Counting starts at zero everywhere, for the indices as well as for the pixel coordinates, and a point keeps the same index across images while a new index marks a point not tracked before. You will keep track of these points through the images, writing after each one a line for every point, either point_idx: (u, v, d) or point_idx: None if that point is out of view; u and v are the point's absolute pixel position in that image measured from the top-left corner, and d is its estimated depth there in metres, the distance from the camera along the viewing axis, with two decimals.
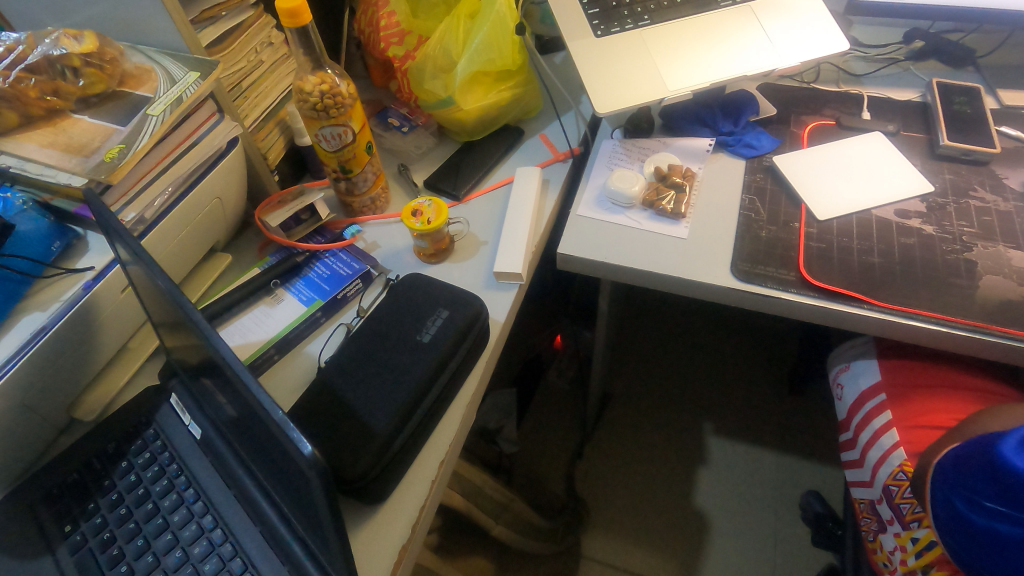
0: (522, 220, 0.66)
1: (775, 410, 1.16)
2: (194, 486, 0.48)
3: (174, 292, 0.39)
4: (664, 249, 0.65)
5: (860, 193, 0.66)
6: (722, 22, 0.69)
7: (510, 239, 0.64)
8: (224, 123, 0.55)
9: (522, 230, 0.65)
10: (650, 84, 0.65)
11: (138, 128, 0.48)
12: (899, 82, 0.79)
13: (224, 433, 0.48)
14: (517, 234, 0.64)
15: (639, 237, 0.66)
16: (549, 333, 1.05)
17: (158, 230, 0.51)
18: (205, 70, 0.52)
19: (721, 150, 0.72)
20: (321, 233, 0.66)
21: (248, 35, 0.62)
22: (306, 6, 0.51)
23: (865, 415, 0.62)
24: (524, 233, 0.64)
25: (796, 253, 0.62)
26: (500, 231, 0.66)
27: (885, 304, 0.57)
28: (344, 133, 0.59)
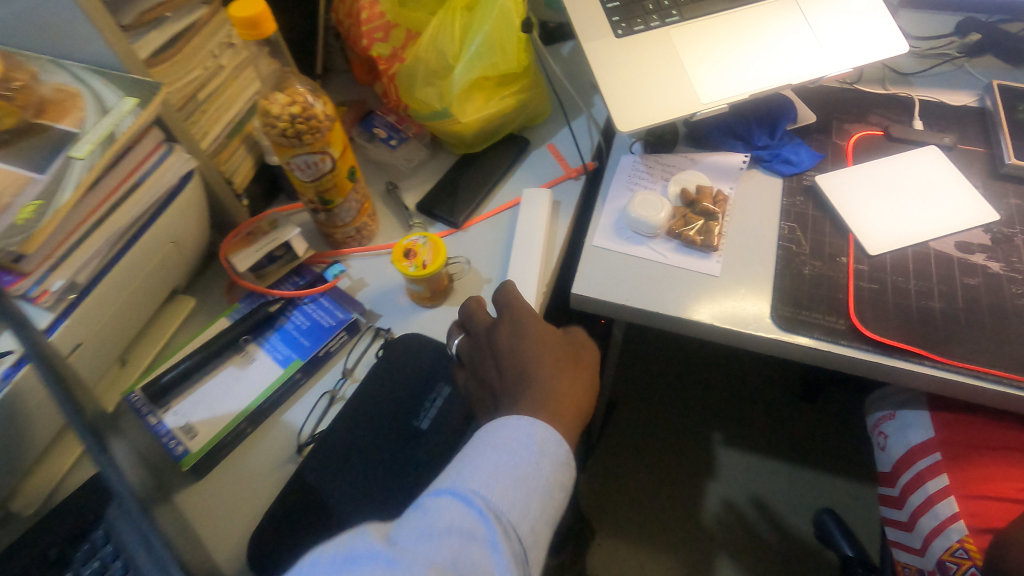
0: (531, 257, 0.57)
1: (789, 419, 1.11)
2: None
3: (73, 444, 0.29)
4: (691, 288, 0.56)
5: (916, 221, 0.58)
6: (762, 18, 0.59)
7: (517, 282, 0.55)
8: (174, 155, 0.46)
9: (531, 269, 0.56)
10: (680, 96, 0.56)
11: (60, 176, 0.39)
12: (953, 82, 0.70)
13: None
14: (525, 275, 0.55)
15: (663, 273, 0.57)
16: None
17: (96, 293, 0.42)
18: (144, 96, 0.42)
19: (756, 166, 0.64)
20: (299, 273, 0.57)
21: (202, 37, 0.51)
22: (269, 13, 0.41)
23: (916, 475, 0.56)
24: (534, 274, 0.56)
25: (845, 295, 0.54)
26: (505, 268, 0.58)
27: (953, 361, 0.50)
28: (322, 161, 0.49)
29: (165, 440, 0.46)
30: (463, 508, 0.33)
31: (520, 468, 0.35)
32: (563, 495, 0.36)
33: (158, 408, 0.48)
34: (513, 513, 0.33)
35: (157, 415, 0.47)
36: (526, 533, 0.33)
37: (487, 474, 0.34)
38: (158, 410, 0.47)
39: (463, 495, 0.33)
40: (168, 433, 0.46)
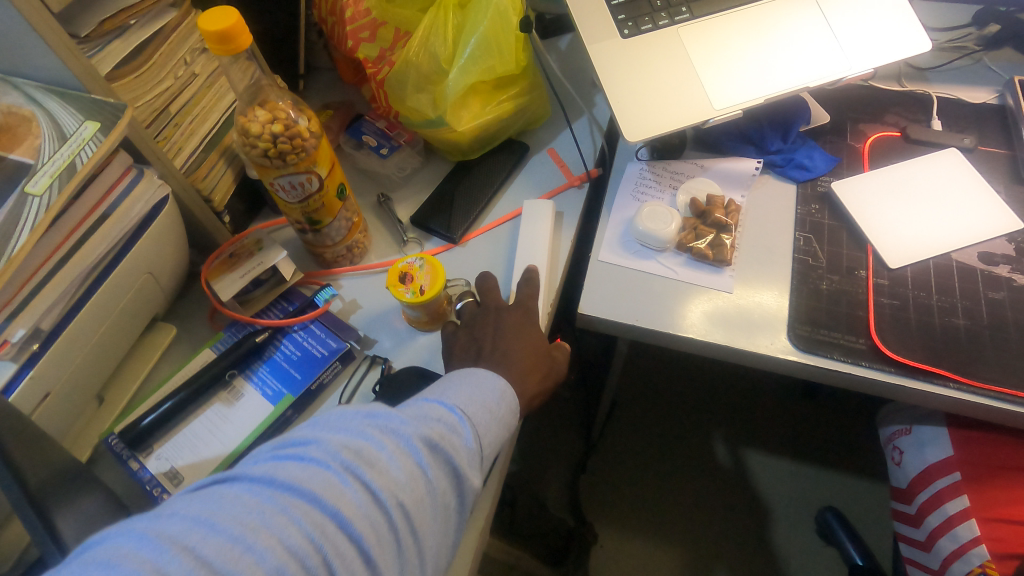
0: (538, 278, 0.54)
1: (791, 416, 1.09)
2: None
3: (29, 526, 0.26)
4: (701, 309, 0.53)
5: (936, 230, 0.55)
6: (777, 14, 0.55)
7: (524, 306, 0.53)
8: (145, 181, 0.42)
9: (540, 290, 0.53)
10: (690, 101, 0.52)
11: (14, 215, 0.35)
12: (971, 78, 0.66)
13: None
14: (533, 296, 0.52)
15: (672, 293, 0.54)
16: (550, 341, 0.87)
17: (63, 338, 0.39)
18: (107, 119, 0.38)
19: (768, 172, 0.60)
20: (288, 298, 0.53)
21: (171, 45, 0.47)
22: (244, 24, 0.38)
23: (934, 495, 0.54)
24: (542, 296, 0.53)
25: (864, 312, 0.52)
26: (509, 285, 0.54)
27: (977, 383, 0.48)
28: (307, 182, 0.45)
29: (147, 487, 0.43)
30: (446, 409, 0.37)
31: (497, 396, 0.39)
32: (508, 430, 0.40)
33: (139, 453, 0.44)
34: (483, 429, 0.37)
35: (138, 460, 0.44)
36: (488, 448, 0.37)
37: (467, 392, 0.39)
38: (139, 454, 0.44)
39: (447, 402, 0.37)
40: (151, 479, 0.43)
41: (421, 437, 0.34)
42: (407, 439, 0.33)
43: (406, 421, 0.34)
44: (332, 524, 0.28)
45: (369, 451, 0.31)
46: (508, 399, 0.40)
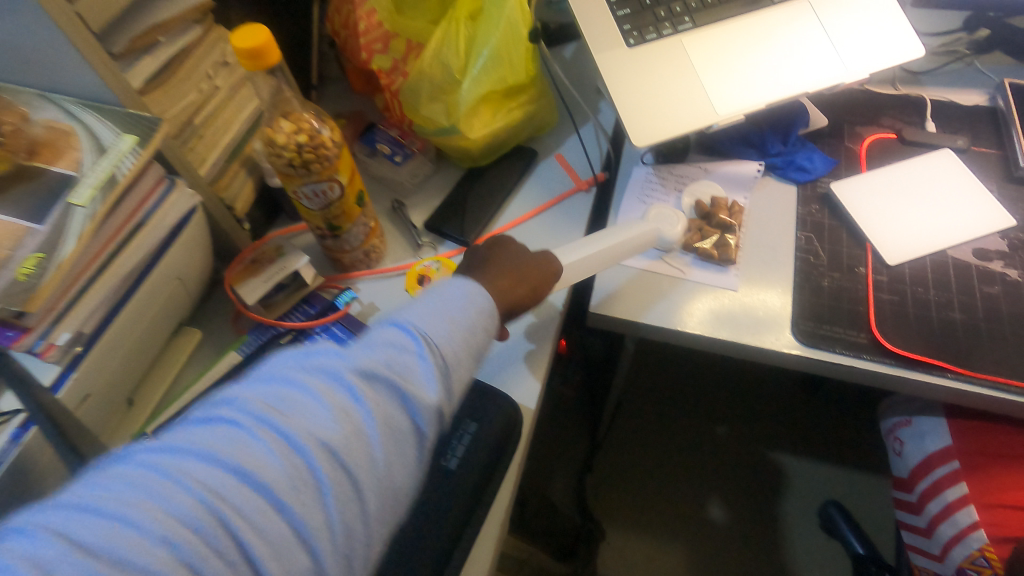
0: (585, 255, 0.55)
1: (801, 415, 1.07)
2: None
3: None
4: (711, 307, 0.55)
5: (932, 228, 0.57)
6: (776, 23, 0.57)
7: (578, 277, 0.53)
8: (177, 191, 0.44)
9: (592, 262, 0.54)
10: (693, 107, 0.55)
11: (61, 226, 0.36)
12: (963, 81, 0.69)
13: None
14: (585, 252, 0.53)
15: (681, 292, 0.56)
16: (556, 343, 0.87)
17: (103, 342, 0.41)
18: (143, 133, 0.40)
19: (770, 174, 0.63)
20: (309, 301, 0.55)
21: (195, 60, 0.48)
22: (273, 42, 0.40)
23: (934, 483, 0.56)
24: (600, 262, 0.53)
25: (865, 308, 0.54)
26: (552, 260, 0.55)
27: (975, 373, 0.50)
28: (330, 189, 0.47)
29: None
30: (398, 330, 0.33)
31: (459, 307, 0.36)
32: (485, 344, 0.36)
33: None
34: (445, 348, 0.33)
35: None
36: (453, 368, 0.33)
37: (427, 310, 0.35)
38: None
39: (403, 321, 0.34)
40: None
41: (362, 365, 0.31)
42: (337, 375, 0.30)
43: (344, 353, 0.31)
44: (235, 477, 0.26)
45: (304, 390, 0.29)
46: (478, 304, 0.37)
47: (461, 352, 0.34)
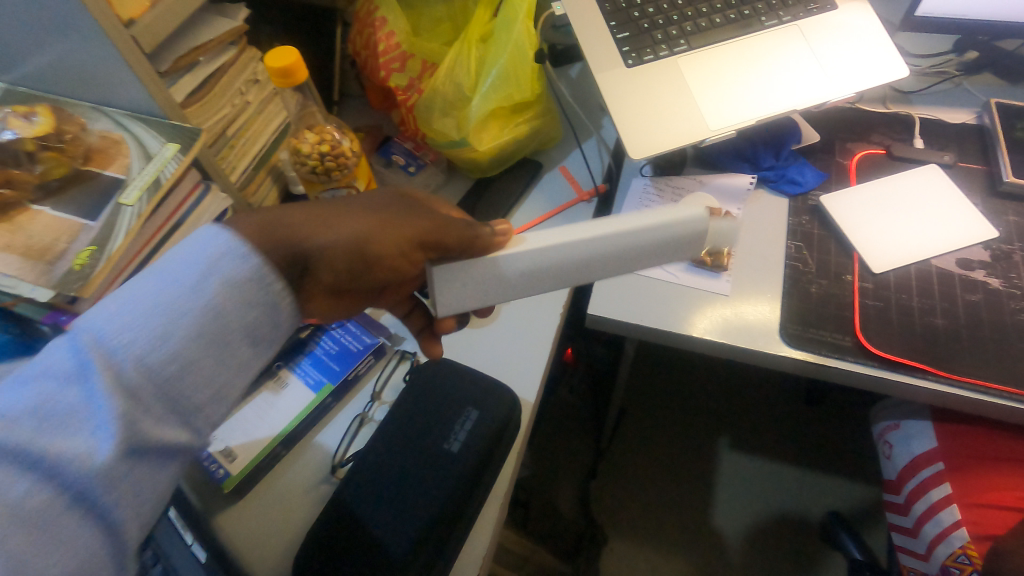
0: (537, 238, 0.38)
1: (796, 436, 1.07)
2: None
3: None
4: (670, 250, 0.39)
5: (917, 239, 0.60)
6: (766, 46, 0.62)
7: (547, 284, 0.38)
8: (211, 195, 0.49)
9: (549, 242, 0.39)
10: (688, 123, 0.58)
11: (111, 223, 0.41)
12: (951, 100, 0.72)
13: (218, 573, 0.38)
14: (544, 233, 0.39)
15: (622, 242, 0.38)
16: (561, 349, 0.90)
17: None
18: (185, 141, 0.44)
19: (762, 187, 0.66)
20: None
21: (230, 77, 0.52)
22: (301, 62, 0.44)
23: (920, 484, 0.58)
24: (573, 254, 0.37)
25: (850, 313, 0.56)
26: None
27: (955, 376, 0.52)
28: (348, 195, 0.52)
29: (206, 464, 0.49)
30: (65, 350, 0.28)
31: (259, 291, 0.32)
32: (243, 321, 0.32)
33: None
34: (135, 368, 0.28)
35: None
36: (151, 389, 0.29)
37: (132, 297, 0.30)
38: None
39: (68, 336, 0.28)
40: (208, 456, 0.49)
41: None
42: None
43: None
44: None
45: None
46: (236, 304, 0.31)
47: (193, 355, 0.30)
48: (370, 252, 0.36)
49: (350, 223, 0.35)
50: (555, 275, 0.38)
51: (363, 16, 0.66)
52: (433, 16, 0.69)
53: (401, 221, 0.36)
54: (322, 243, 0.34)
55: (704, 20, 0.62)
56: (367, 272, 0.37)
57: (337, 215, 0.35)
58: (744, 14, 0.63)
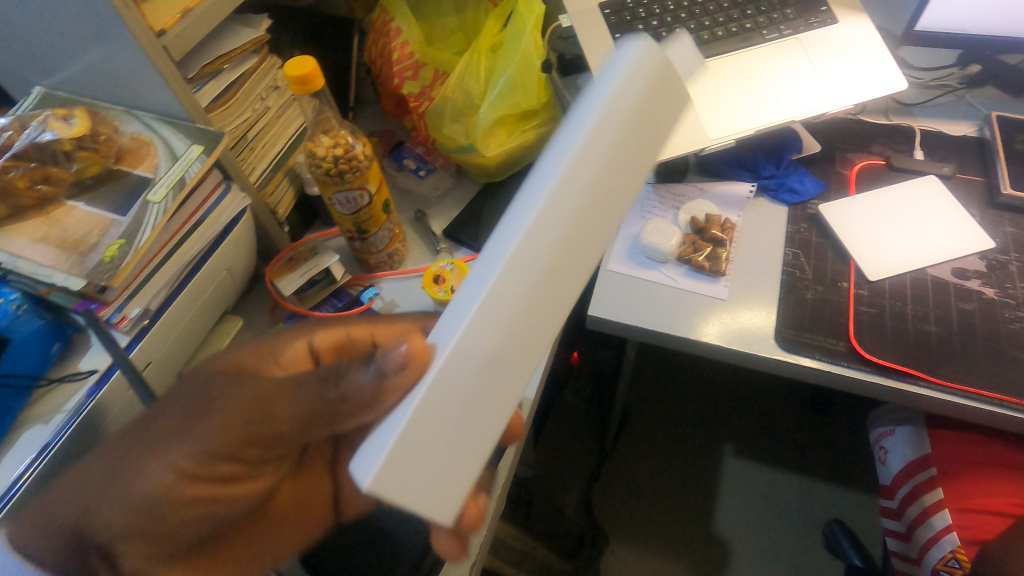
0: (467, 297, 0.27)
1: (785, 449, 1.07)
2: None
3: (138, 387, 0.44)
4: (642, 141, 0.28)
5: (913, 248, 0.61)
6: (767, 58, 0.64)
7: (564, 308, 0.28)
8: (231, 194, 0.52)
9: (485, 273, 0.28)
10: (688, 131, 0.60)
11: (139, 218, 0.44)
12: (952, 113, 0.73)
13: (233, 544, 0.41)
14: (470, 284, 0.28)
15: (585, 166, 0.27)
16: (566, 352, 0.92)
17: (164, 319, 0.48)
18: (208, 143, 0.47)
19: (763, 195, 0.68)
20: (338, 296, 0.62)
21: (252, 83, 0.55)
22: (318, 71, 0.47)
23: (913, 489, 0.59)
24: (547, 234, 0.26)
25: (845, 318, 0.58)
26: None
27: (946, 382, 0.53)
28: (359, 197, 0.54)
29: None
30: None
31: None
32: None
33: None
34: None
35: None
36: None
37: None
38: None
39: None
40: None
41: None
42: None
43: None
44: None
45: None
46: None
47: None
48: (164, 529, 0.35)
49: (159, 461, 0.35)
50: (541, 283, 0.27)
51: (379, 27, 0.69)
52: (445, 27, 0.72)
53: (191, 436, 0.35)
54: (110, 511, 0.34)
55: (706, 32, 0.65)
56: (169, 514, 0.35)
57: (137, 457, 0.35)
58: (746, 28, 0.65)
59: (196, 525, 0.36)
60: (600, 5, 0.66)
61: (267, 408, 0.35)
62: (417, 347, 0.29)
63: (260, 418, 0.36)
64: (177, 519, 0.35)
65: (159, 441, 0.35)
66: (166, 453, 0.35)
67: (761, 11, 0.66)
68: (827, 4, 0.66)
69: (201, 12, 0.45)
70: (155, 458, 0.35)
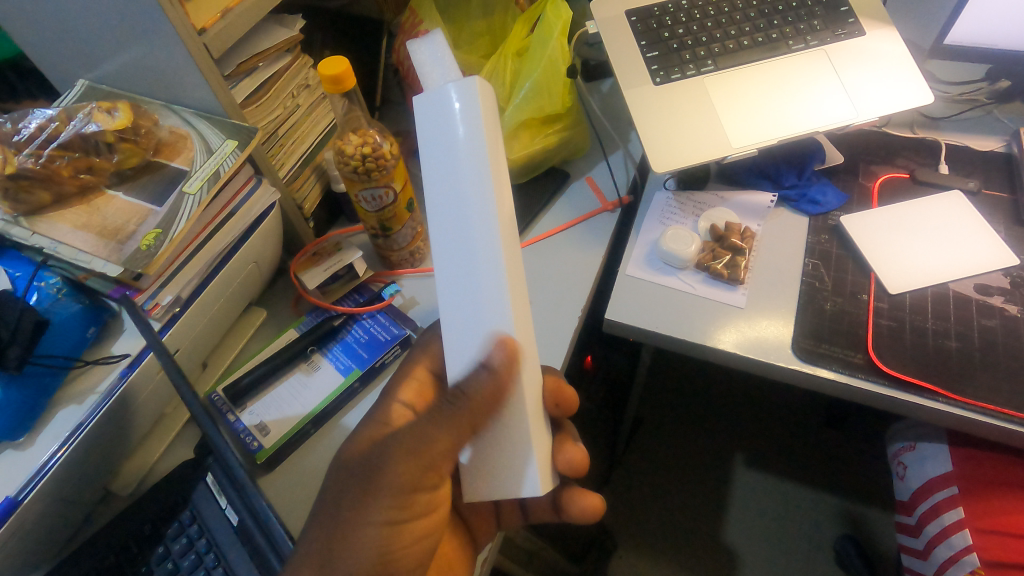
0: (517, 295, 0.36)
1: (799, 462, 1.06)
2: (224, 566, 0.46)
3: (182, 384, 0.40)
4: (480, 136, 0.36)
5: (935, 262, 0.61)
6: (792, 69, 0.64)
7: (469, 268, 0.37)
8: (261, 188, 0.53)
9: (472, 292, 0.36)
10: (711, 139, 0.61)
11: (175, 209, 0.46)
12: (980, 128, 0.73)
13: (255, 523, 0.43)
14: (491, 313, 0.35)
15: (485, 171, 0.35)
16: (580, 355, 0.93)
17: (194, 308, 0.50)
18: (243, 138, 0.49)
19: (783, 205, 0.68)
20: (359, 291, 0.63)
21: (285, 81, 0.57)
22: (350, 71, 0.48)
23: (933, 506, 0.60)
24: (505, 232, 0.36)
25: (864, 331, 0.57)
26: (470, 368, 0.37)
27: (965, 399, 0.52)
28: (385, 195, 0.55)
29: (242, 435, 0.53)
30: None
31: None
32: None
33: (236, 407, 0.54)
34: None
35: (235, 413, 0.53)
36: None
37: None
38: (236, 409, 0.54)
39: None
40: (245, 429, 0.53)
41: None
42: None
43: None
44: None
45: None
46: None
47: None
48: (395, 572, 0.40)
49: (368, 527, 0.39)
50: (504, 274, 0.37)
51: (408, 29, 0.71)
52: (473, 31, 0.73)
53: (377, 494, 0.39)
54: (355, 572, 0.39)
55: (732, 41, 0.65)
56: (399, 550, 0.40)
57: (346, 528, 0.39)
58: (772, 38, 0.65)
59: (413, 564, 0.42)
60: (626, 12, 0.67)
61: (422, 441, 0.39)
62: (511, 346, 0.34)
63: (425, 450, 0.39)
64: (407, 558, 0.41)
65: (355, 514, 0.39)
66: (373, 517, 0.39)
67: (788, 22, 0.66)
68: (854, 15, 0.66)
69: (241, 11, 0.46)
70: (371, 524, 0.39)
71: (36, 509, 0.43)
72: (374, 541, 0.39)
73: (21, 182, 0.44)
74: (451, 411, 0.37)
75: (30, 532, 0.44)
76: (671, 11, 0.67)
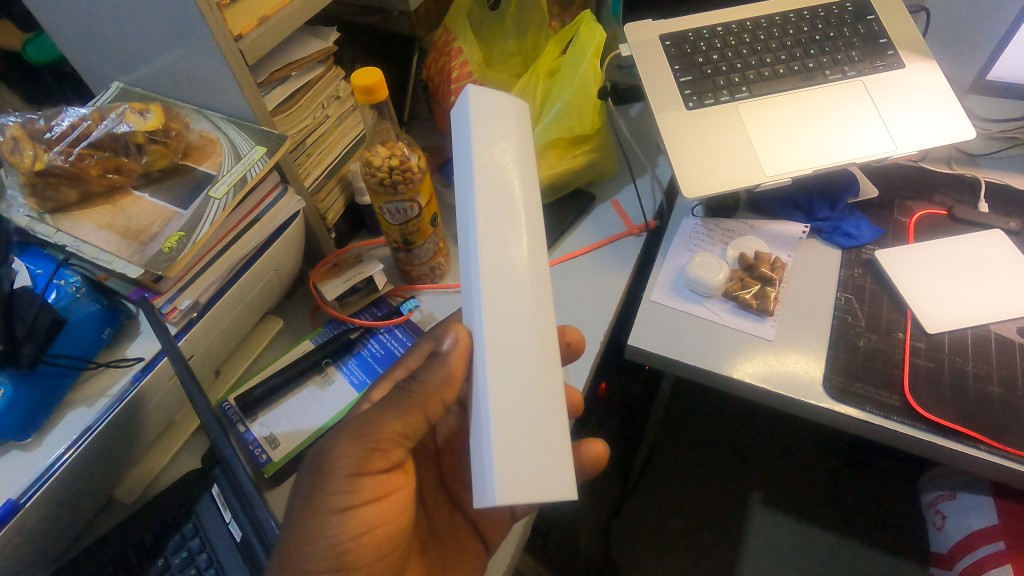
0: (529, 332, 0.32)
1: (819, 501, 1.02)
2: None
3: (194, 393, 0.38)
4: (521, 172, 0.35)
5: (974, 302, 0.58)
6: (828, 99, 0.63)
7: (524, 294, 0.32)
8: (288, 196, 0.53)
9: (505, 280, 0.32)
10: (745, 167, 0.60)
11: (199, 213, 0.45)
12: (1021, 166, 0.71)
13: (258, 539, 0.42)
14: (514, 303, 0.32)
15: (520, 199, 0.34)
16: (595, 381, 0.91)
17: (212, 313, 0.49)
18: (271, 145, 0.48)
19: (815, 237, 0.66)
20: (377, 305, 0.62)
21: (317, 90, 0.57)
22: (383, 83, 0.48)
23: (978, 560, 0.56)
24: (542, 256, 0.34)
25: (900, 370, 0.55)
26: (489, 390, 0.30)
27: (1007, 448, 0.49)
28: (410, 208, 0.54)
29: (251, 447, 0.51)
30: None
31: None
32: None
33: (247, 418, 0.53)
34: None
35: (245, 424, 0.52)
36: None
37: None
38: (246, 419, 0.52)
39: None
40: (254, 441, 0.51)
41: None
42: None
43: None
44: None
45: None
46: None
47: None
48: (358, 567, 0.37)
49: (327, 524, 0.37)
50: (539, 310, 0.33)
51: (440, 45, 0.71)
52: (506, 50, 0.74)
53: (331, 479, 0.37)
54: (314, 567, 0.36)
55: (767, 70, 0.64)
56: (360, 544, 0.37)
57: (301, 521, 0.37)
58: (809, 67, 0.64)
59: (378, 558, 0.39)
60: (661, 36, 0.67)
61: (372, 424, 0.39)
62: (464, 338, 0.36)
63: (373, 434, 0.39)
64: (369, 551, 0.38)
65: (309, 505, 0.37)
66: (332, 504, 0.37)
67: (825, 51, 0.65)
68: (893, 47, 0.65)
69: (279, 19, 0.46)
70: (329, 512, 0.37)
71: (37, 514, 0.42)
72: (333, 531, 0.37)
73: (49, 180, 0.45)
74: (419, 395, 0.39)
75: (31, 535, 0.43)
76: (705, 37, 0.67)
